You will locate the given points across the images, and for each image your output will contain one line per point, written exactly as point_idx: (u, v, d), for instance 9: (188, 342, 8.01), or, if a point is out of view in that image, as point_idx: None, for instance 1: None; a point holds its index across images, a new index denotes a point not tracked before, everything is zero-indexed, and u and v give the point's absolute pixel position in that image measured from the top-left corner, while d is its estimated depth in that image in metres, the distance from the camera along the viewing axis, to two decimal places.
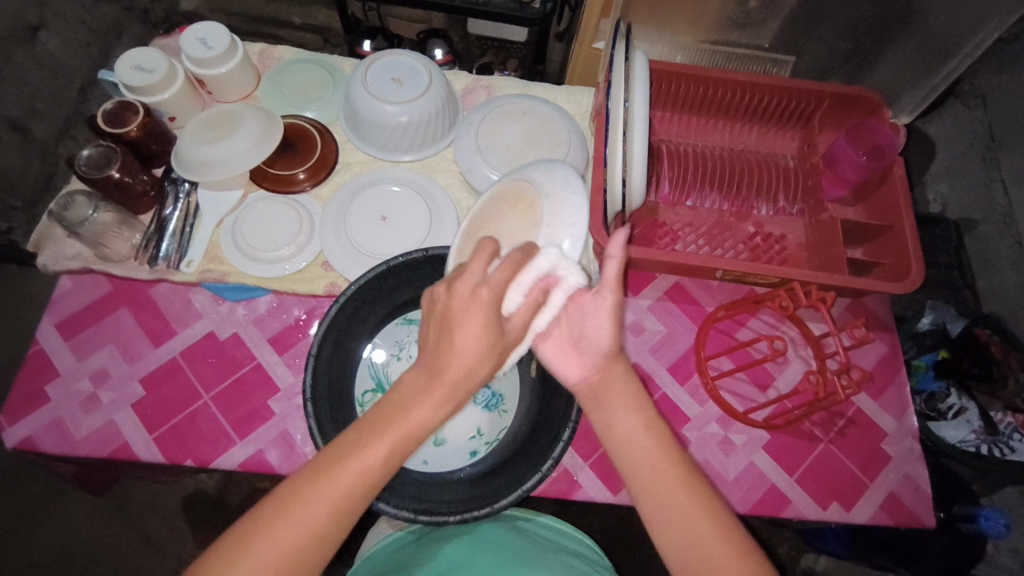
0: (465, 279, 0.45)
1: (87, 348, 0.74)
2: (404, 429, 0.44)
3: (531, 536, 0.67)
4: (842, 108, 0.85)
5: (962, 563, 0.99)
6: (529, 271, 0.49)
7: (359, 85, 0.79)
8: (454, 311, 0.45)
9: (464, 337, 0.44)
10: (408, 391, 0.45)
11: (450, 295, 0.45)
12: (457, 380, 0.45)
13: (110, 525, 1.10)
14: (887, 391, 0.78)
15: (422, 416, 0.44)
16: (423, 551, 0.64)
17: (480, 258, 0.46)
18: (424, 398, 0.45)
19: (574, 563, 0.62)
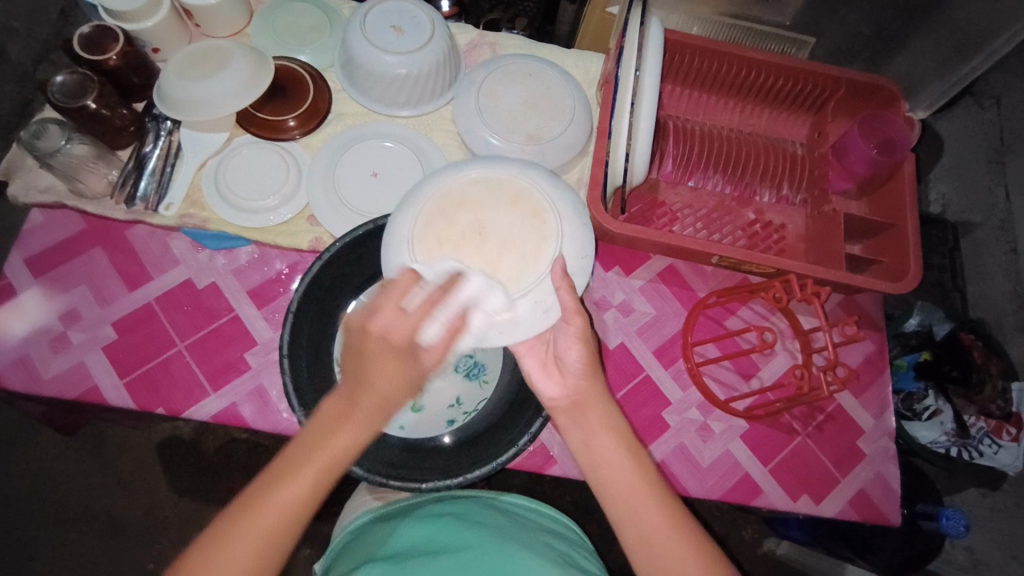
0: (381, 347, 0.45)
1: (58, 286, 0.71)
2: (318, 471, 0.44)
3: (511, 514, 0.65)
4: (858, 97, 0.82)
5: (916, 559, 1.03)
6: (449, 331, 0.48)
7: (357, 31, 0.75)
8: (363, 369, 0.45)
9: (375, 375, 0.44)
10: (318, 435, 0.45)
11: (365, 338, 0.45)
12: (373, 419, 0.45)
13: (81, 463, 1.09)
14: (869, 389, 0.78)
15: (336, 455, 0.44)
16: (399, 530, 0.62)
17: (389, 296, 0.47)
18: (333, 445, 0.44)
19: (555, 544, 0.61)
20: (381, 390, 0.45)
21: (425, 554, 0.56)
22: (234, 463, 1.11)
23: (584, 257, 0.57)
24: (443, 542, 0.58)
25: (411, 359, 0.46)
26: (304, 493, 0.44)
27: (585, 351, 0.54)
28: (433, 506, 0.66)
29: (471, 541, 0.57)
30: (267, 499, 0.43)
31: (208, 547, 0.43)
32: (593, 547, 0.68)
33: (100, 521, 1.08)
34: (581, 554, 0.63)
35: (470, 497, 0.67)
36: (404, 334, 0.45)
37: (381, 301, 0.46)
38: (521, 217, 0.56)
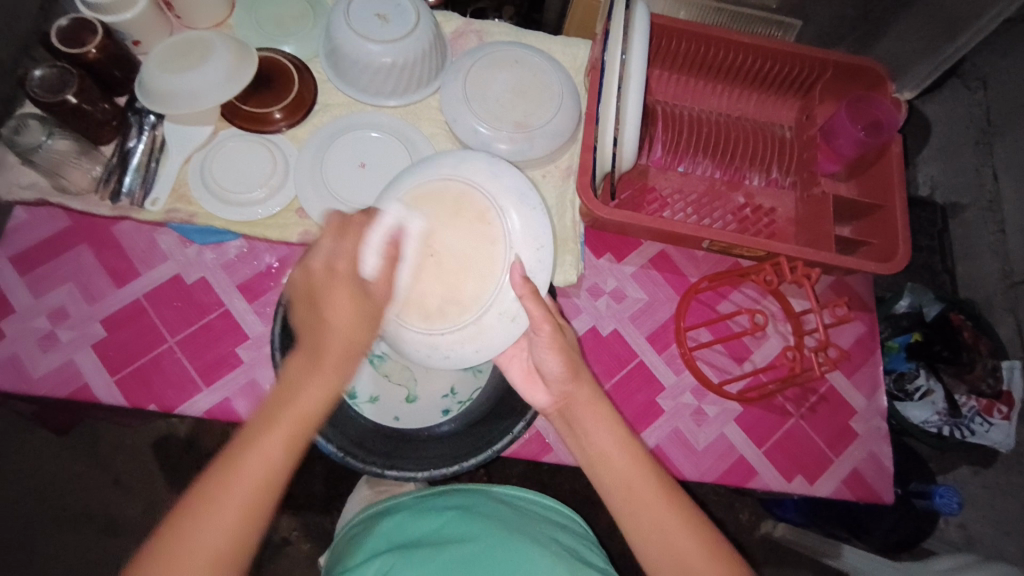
0: (329, 279, 0.45)
1: (44, 284, 0.70)
2: (291, 425, 0.42)
3: (515, 505, 0.65)
4: (845, 79, 0.82)
5: (910, 537, 1.04)
6: (386, 261, 0.51)
7: (342, 20, 0.74)
8: (318, 307, 0.45)
9: (331, 307, 0.44)
10: (284, 389, 0.44)
11: (311, 275, 0.46)
12: (341, 365, 0.44)
13: (76, 465, 1.08)
14: (860, 369, 0.79)
15: (310, 402, 0.43)
16: (407, 523, 0.62)
17: (328, 233, 0.47)
18: (307, 393, 0.43)
19: (559, 536, 0.61)
20: (342, 331, 0.44)
21: (430, 546, 0.57)
22: None
23: (541, 246, 0.60)
24: (447, 536, 0.58)
25: (360, 286, 0.46)
26: (279, 446, 0.42)
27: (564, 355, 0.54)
28: (437, 499, 0.66)
29: (475, 534, 0.57)
30: (241, 457, 0.41)
31: (182, 519, 0.40)
32: (593, 535, 0.68)
33: (96, 522, 1.07)
34: (584, 545, 0.63)
35: (472, 489, 0.67)
36: (349, 265, 0.46)
37: (320, 241, 0.47)
38: (469, 225, 0.60)
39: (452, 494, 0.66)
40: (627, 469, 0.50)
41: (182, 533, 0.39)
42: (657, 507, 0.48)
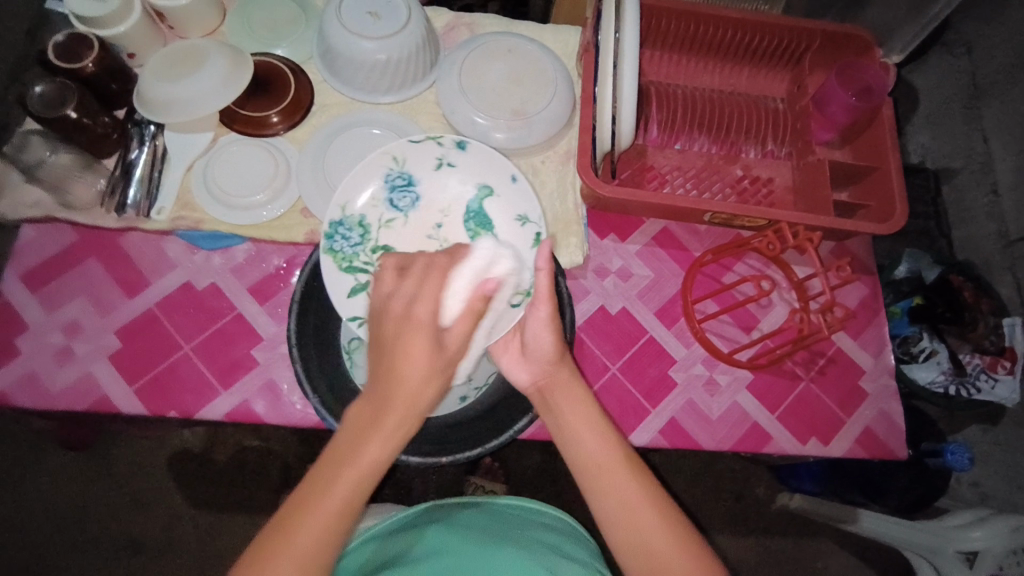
0: (404, 323, 0.44)
1: (57, 300, 0.71)
2: (359, 478, 0.41)
3: (500, 515, 0.66)
4: (833, 48, 0.83)
5: (924, 497, 1.05)
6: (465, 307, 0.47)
7: (333, 18, 0.75)
8: (392, 353, 0.43)
9: (410, 358, 0.43)
10: (346, 445, 0.42)
11: (381, 320, 0.45)
12: (401, 429, 0.43)
13: (94, 484, 1.09)
14: (866, 330, 0.80)
15: (368, 464, 0.42)
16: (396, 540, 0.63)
17: (409, 276, 0.46)
18: (364, 458, 0.42)
19: (547, 536, 0.62)
20: (414, 370, 0.43)
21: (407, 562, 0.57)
22: (248, 470, 1.11)
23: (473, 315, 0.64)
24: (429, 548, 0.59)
25: (437, 332, 0.44)
26: (371, 470, 0.42)
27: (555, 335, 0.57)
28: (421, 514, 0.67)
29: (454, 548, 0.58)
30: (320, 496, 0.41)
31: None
32: (590, 539, 0.67)
33: (119, 540, 1.08)
34: (577, 545, 0.63)
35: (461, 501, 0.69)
36: (428, 309, 0.44)
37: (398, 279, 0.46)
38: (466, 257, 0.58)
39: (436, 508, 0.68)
40: (604, 452, 0.49)
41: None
42: (631, 497, 0.47)
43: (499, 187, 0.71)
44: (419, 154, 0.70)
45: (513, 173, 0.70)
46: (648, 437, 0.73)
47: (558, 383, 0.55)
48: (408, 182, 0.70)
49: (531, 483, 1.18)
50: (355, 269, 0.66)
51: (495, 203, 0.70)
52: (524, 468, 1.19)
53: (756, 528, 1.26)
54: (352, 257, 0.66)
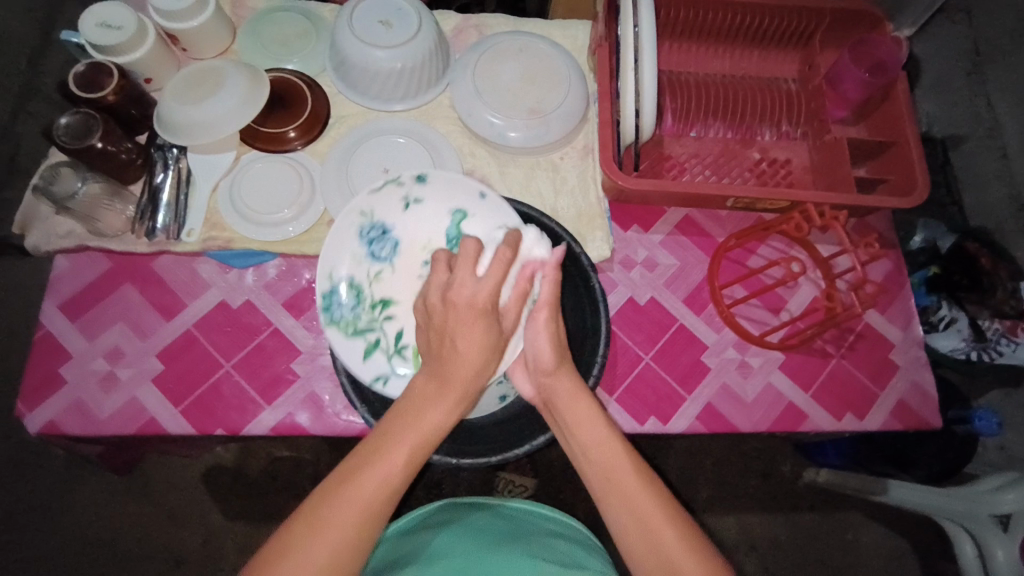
0: (463, 315, 0.47)
1: (96, 327, 0.72)
2: (408, 451, 0.45)
3: (515, 521, 0.70)
4: (843, 25, 0.84)
5: (954, 465, 1.06)
6: (516, 293, 0.52)
7: (346, 30, 0.75)
8: (451, 342, 0.47)
9: (464, 341, 0.47)
10: (411, 407, 0.46)
11: (448, 309, 0.48)
12: (461, 396, 0.47)
13: (131, 504, 1.10)
14: (893, 304, 0.81)
15: (431, 430, 0.46)
16: (413, 540, 0.67)
17: (466, 264, 0.48)
18: (427, 422, 0.46)
19: (558, 543, 0.66)
20: (473, 349, 0.47)
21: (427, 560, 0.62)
22: (280, 481, 1.13)
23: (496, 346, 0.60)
24: (449, 547, 0.63)
25: (494, 320, 0.48)
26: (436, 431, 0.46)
27: (554, 338, 0.54)
28: (443, 515, 0.71)
29: (465, 550, 0.62)
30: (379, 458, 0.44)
31: (296, 531, 0.42)
32: (599, 545, 0.70)
33: (161, 558, 1.09)
34: (585, 550, 0.66)
35: (481, 504, 0.73)
36: (488, 296, 0.48)
37: (457, 273, 0.48)
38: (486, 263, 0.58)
39: (457, 508, 0.72)
40: (615, 466, 0.48)
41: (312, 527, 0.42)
42: (647, 509, 0.47)
43: (473, 209, 0.62)
44: (382, 199, 0.64)
45: (481, 190, 0.63)
46: (685, 423, 0.74)
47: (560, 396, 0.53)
48: (382, 231, 0.63)
49: (559, 474, 1.19)
50: (359, 332, 0.62)
51: (473, 223, 0.61)
52: (552, 461, 1.20)
53: (785, 505, 1.27)
54: (354, 321, 0.62)
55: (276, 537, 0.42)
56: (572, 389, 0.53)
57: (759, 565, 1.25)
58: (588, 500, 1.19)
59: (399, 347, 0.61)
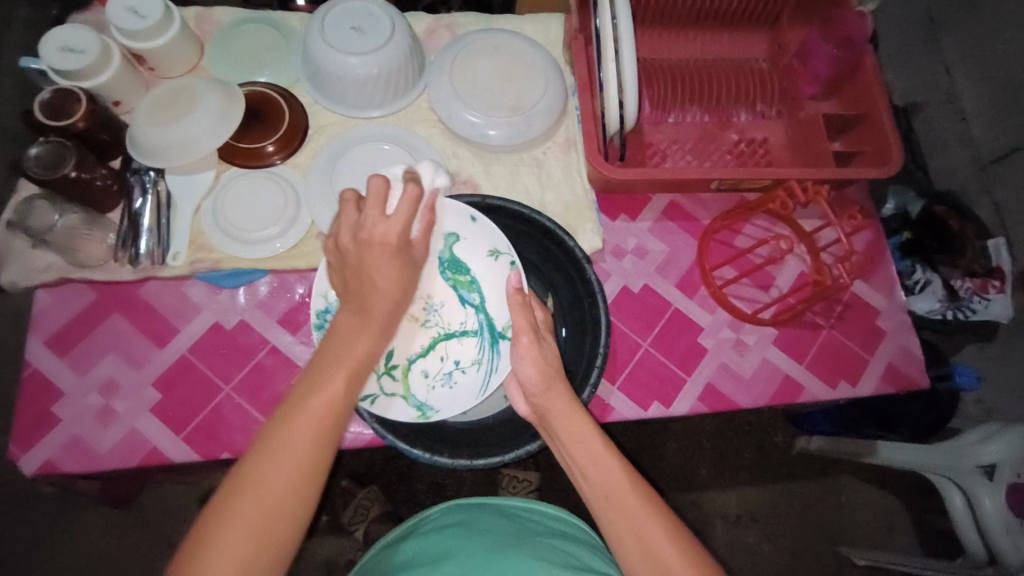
0: (372, 254, 0.51)
1: (87, 361, 0.70)
2: (344, 375, 0.47)
3: (520, 521, 0.69)
4: (809, 3, 0.86)
5: (937, 421, 1.11)
6: (423, 224, 0.58)
7: (318, 38, 0.74)
8: (368, 277, 0.51)
9: (378, 274, 0.51)
10: (340, 341, 0.49)
11: (360, 249, 0.51)
12: (383, 326, 0.51)
13: (131, 536, 1.08)
14: (876, 273, 0.83)
15: (358, 359, 0.48)
16: (416, 545, 0.66)
17: (374, 202, 0.52)
18: (354, 351, 0.48)
19: (564, 546, 0.64)
20: (385, 282, 0.51)
21: (431, 561, 0.61)
22: None
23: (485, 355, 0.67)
24: (454, 547, 0.63)
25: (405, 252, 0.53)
26: (363, 355, 0.49)
27: (542, 362, 0.55)
28: (449, 516, 0.71)
29: (470, 548, 0.61)
30: (317, 388, 0.45)
31: (250, 462, 0.42)
32: (603, 544, 0.70)
33: None
34: (590, 550, 0.66)
35: (488, 506, 0.72)
36: (395, 232, 0.52)
37: (353, 215, 0.52)
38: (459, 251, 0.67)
39: (463, 509, 0.72)
40: (613, 481, 0.48)
41: (265, 454, 0.42)
42: (644, 526, 0.46)
43: (465, 232, 0.67)
44: None
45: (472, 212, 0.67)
46: (689, 405, 0.76)
47: (557, 414, 0.53)
48: None
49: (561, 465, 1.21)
50: None
51: (467, 249, 0.67)
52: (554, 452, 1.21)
53: (781, 474, 1.31)
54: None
55: (230, 475, 0.42)
56: (570, 410, 0.52)
57: (761, 535, 1.28)
58: None
59: (390, 366, 0.65)
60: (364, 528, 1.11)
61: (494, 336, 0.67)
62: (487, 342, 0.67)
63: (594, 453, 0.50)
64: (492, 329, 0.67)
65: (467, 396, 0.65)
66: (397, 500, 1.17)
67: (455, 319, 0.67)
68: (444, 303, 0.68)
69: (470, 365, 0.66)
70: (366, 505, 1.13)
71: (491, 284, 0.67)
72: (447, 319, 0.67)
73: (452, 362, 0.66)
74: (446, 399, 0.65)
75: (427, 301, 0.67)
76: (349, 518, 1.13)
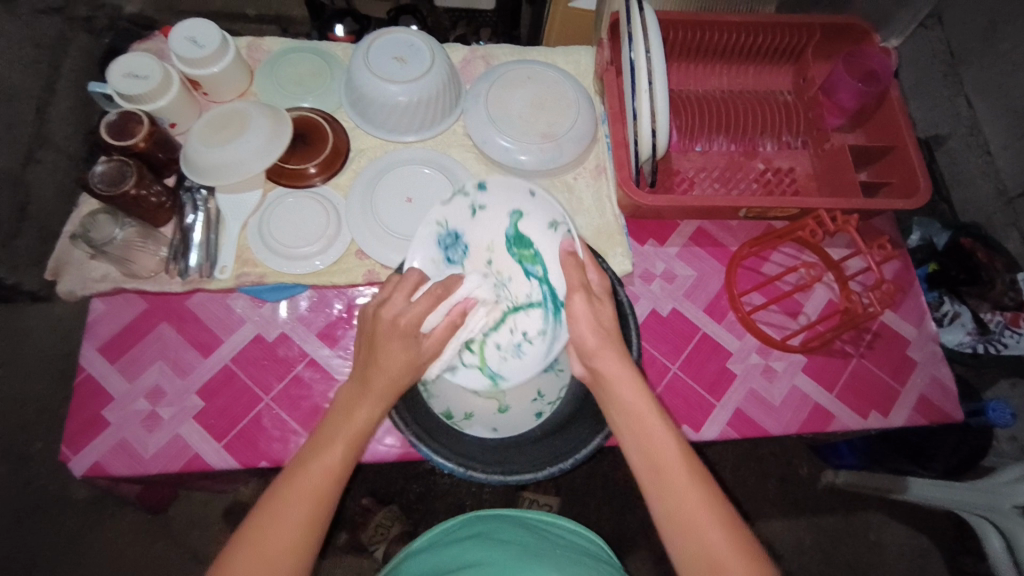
0: (389, 330, 0.54)
1: (136, 367, 0.73)
2: (343, 441, 0.51)
3: (543, 533, 0.70)
4: (832, 39, 0.88)
5: (972, 454, 1.07)
6: (446, 321, 0.61)
7: (363, 67, 0.78)
8: (376, 349, 0.54)
9: (390, 344, 0.54)
10: (339, 412, 0.53)
11: (377, 324, 0.54)
12: (386, 393, 0.54)
13: (153, 547, 1.09)
14: (904, 302, 0.84)
15: (362, 423, 0.52)
16: (439, 554, 0.67)
17: (401, 290, 0.56)
18: (358, 417, 0.52)
19: (585, 561, 0.65)
20: (394, 365, 0.54)
21: (452, 570, 0.62)
22: None
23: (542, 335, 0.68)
24: (474, 557, 0.63)
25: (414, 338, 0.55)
26: (367, 421, 0.53)
27: (592, 322, 0.56)
28: (472, 527, 0.71)
29: (494, 557, 0.62)
30: (321, 449, 0.50)
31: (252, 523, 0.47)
32: (621, 564, 0.70)
33: None
34: (611, 570, 0.66)
35: (509, 517, 0.73)
36: (412, 319, 0.55)
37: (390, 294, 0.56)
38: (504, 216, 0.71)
39: (482, 521, 0.72)
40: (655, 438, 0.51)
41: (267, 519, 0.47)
42: (684, 493, 0.48)
43: (527, 208, 0.68)
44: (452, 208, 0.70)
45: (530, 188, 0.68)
46: (717, 430, 0.76)
47: (605, 365, 0.55)
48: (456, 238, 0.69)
49: (580, 490, 1.20)
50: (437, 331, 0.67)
51: (529, 222, 0.68)
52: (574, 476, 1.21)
53: (807, 507, 1.28)
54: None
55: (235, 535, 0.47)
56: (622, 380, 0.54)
57: (787, 571, 1.25)
58: (611, 513, 1.19)
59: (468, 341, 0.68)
60: (384, 548, 1.12)
61: (557, 306, 0.68)
62: (552, 313, 0.68)
63: (640, 401, 0.53)
64: (555, 299, 0.68)
65: (532, 365, 0.68)
66: (414, 520, 1.17)
67: (521, 292, 0.70)
68: (510, 277, 0.70)
69: (537, 336, 0.68)
70: (387, 525, 1.13)
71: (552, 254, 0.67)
72: (514, 293, 0.70)
73: (520, 335, 0.69)
74: (517, 369, 0.68)
75: (501, 275, 0.70)
76: (365, 536, 1.13)
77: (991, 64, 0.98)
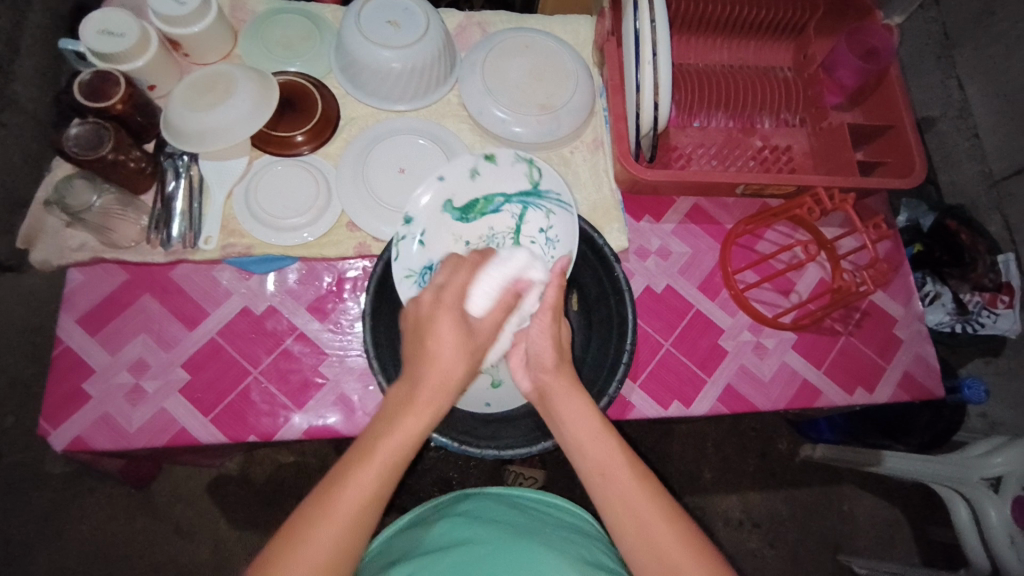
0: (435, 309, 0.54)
1: (118, 340, 0.71)
2: (384, 462, 0.46)
3: (532, 511, 0.70)
4: (834, 15, 0.87)
5: (947, 431, 1.10)
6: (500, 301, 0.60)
7: (354, 31, 0.75)
8: (424, 338, 0.53)
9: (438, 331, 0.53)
10: (381, 424, 0.48)
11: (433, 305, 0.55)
12: (433, 405, 0.50)
13: (139, 520, 1.08)
14: (894, 281, 0.85)
15: (405, 440, 0.47)
16: (430, 530, 0.67)
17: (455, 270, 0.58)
18: (401, 430, 0.47)
19: (573, 538, 0.65)
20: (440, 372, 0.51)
21: (445, 547, 0.62)
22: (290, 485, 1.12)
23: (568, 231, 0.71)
24: (467, 534, 0.63)
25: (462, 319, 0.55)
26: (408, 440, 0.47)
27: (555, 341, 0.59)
28: (462, 504, 0.71)
29: (487, 535, 0.62)
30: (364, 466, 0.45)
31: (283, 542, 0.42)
32: (608, 538, 0.71)
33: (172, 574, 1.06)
34: (601, 547, 0.66)
35: (500, 496, 0.73)
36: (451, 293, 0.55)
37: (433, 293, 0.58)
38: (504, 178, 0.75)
39: (474, 499, 0.72)
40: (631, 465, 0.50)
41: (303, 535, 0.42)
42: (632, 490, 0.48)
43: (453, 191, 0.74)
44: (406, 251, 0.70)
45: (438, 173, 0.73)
46: (708, 405, 0.77)
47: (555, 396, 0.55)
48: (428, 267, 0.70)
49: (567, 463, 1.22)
50: None
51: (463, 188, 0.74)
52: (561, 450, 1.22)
53: (786, 480, 1.32)
54: None
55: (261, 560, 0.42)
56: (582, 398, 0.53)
57: (763, 540, 1.29)
58: None
59: None
60: None
61: (533, 194, 0.74)
62: (531, 195, 0.74)
63: None
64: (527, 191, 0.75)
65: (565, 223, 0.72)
66: (402, 493, 1.17)
67: (501, 223, 0.74)
68: (490, 225, 0.74)
69: (546, 211, 0.74)
70: None
71: (506, 173, 0.74)
72: (500, 229, 0.74)
73: (539, 234, 0.73)
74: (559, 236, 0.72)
75: (486, 232, 0.74)
76: None
77: (985, 46, 0.98)
